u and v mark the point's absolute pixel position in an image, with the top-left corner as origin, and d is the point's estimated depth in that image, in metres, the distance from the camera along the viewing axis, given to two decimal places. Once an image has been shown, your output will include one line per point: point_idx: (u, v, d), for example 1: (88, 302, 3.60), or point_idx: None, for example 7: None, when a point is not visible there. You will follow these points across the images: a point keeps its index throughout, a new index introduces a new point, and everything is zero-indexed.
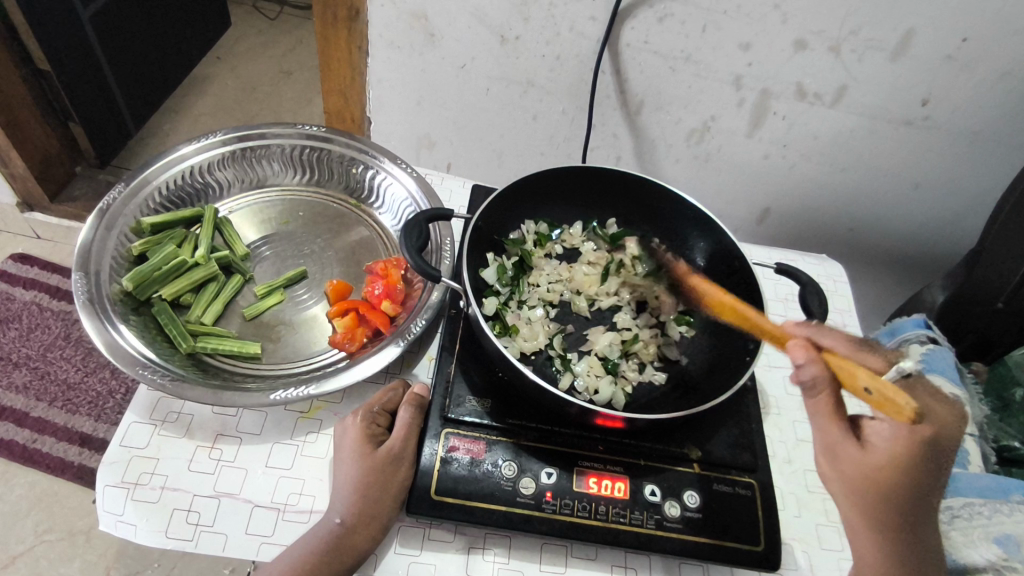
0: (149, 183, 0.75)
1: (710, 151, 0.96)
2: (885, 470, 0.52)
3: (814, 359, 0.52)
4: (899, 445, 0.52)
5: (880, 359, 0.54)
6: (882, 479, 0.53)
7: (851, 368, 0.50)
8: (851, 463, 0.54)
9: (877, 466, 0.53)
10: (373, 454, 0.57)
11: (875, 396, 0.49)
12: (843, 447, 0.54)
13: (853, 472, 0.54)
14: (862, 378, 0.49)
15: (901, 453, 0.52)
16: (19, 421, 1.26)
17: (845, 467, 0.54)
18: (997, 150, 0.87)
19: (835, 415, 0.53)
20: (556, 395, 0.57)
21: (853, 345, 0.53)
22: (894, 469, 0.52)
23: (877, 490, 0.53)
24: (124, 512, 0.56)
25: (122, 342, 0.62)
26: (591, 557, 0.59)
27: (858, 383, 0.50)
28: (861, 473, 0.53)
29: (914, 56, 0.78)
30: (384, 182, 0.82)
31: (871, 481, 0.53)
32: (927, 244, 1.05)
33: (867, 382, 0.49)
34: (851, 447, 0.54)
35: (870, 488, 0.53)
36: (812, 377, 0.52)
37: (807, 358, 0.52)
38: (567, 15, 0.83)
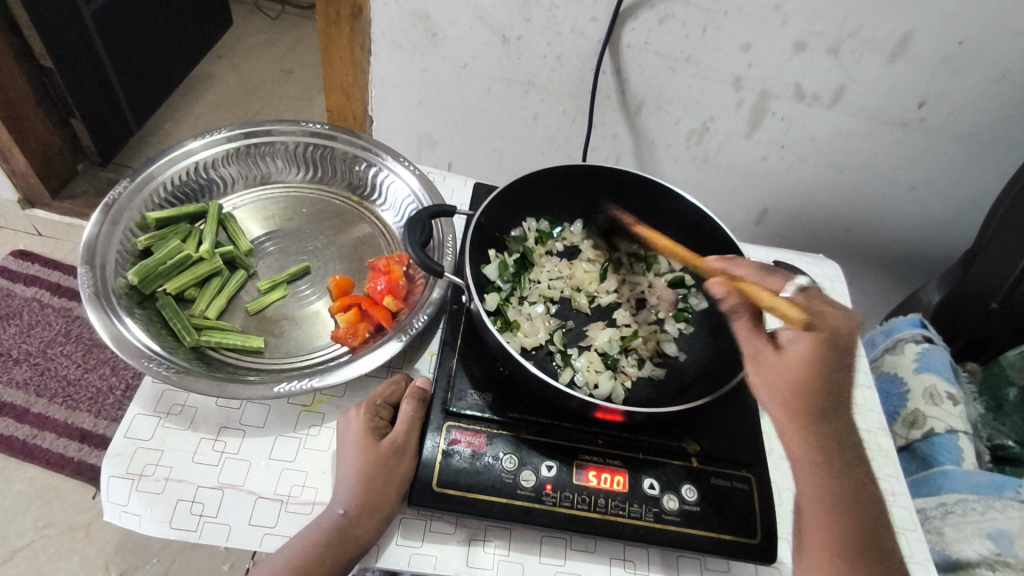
0: (154, 178, 0.76)
1: (709, 151, 0.97)
2: (796, 369, 0.63)
3: (728, 291, 0.70)
4: (808, 346, 0.64)
5: (778, 282, 0.71)
6: (797, 380, 0.63)
7: (759, 294, 0.68)
8: (773, 367, 0.63)
9: (789, 365, 0.63)
10: (376, 446, 0.58)
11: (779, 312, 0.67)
12: (764, 357, 0.64)
13: (775, 376, 0.63)
14: (767, 301, 0.67)
15: (807, 354, 0.64)
16: (20, 416, 1.27)
17: (771, 375, 0.63)
18: (993, 152, 0.89)
19: (755, 330, 0.67)
20: (557, 388, 0.58)
21: (761, 274, 0.70)
22: (805, 369, 0.63)
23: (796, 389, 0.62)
24: (129, 502, 0.57)
25: (128, 335, 0.63)
26: (590, 550, 0.60)
27: (765, 303, 0.67)
28: (788, 371, 0.63)
29: (911, 58, 0.79)
30: (387, 179, 0.82)
31: (792, 384, 0.62)
32: (923, 245, 1.06)
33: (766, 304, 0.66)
34: (767, 354, 0.64)
35: (794, 388, 0.62)
36: (733, 306, 0.70)
37: (723, 291, 0.70)
38: (569, 16, 0.84)
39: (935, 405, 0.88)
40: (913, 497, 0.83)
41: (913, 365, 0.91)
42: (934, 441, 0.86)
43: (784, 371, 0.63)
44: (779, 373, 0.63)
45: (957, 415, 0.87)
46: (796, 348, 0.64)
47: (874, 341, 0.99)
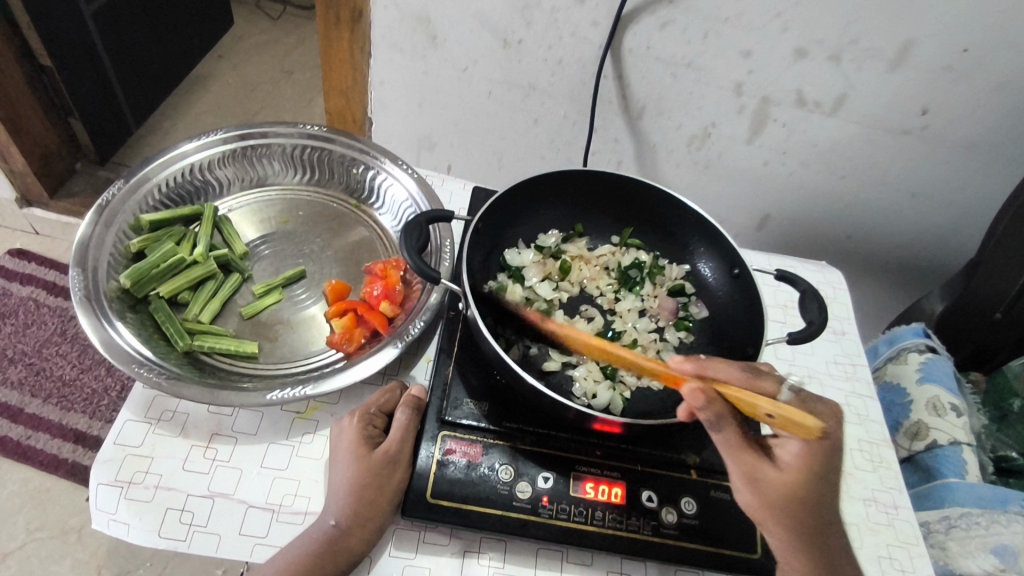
0: (149, 180, 0.75)
1: (710, 157, 0.96)
2: (796, 483, 0.53)
3: (711, 399, 0.51)
4: (806, 462, 0.53)
5: (768, 384, 0.54)
6: (796, 491, 0.53)
7: (752, 399, 0.50)
8: (768, 485, 0.53)
9: (789, 482, 0.53)
10: (368, 456, 0.57)
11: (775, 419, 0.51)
12: (760, 470, 0.53)
13: (773, 492, 0.53)
14: (762, 407, 0.51)
15: (810, 468, 0.53)
16: (14, 417, 1.25)
17: (766, 487, 0.53)
18: (998, 162, 0.88)
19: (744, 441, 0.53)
20: (556, 399, 0.57)
21: (747, 373, 0.54)
22: (807, 482, 0.53)
23: (792, 505, 0.53)
24: (117, 510, 0.56)
25: (118, 340, 0.62)
26: (586, 563, 0.59)
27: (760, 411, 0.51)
28: (777, 491, 0.52)
29: (915, 66, 0.78)
30: (384, 182, 0.81)
31: (790, 497, 0.52)
32: (926, 254, 1.05)
33: (768, 408, 0.50)
34: (765, 467, 0.53)
35: (790, 505, 0.52)
36: (716, 415, 0.51)
37: (705, 401, 0.50)
38: (570, 20, 0.83)
39: (938, 416, 0.86)
40: (916, 511, 0.82)
41: (917, 374, 0.90)
42: (937, 453, 0.84)
43: (779, 492, 0.52)
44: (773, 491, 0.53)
45: (959, 426, 0.85)
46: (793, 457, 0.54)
47: (877, 350, 0.98)
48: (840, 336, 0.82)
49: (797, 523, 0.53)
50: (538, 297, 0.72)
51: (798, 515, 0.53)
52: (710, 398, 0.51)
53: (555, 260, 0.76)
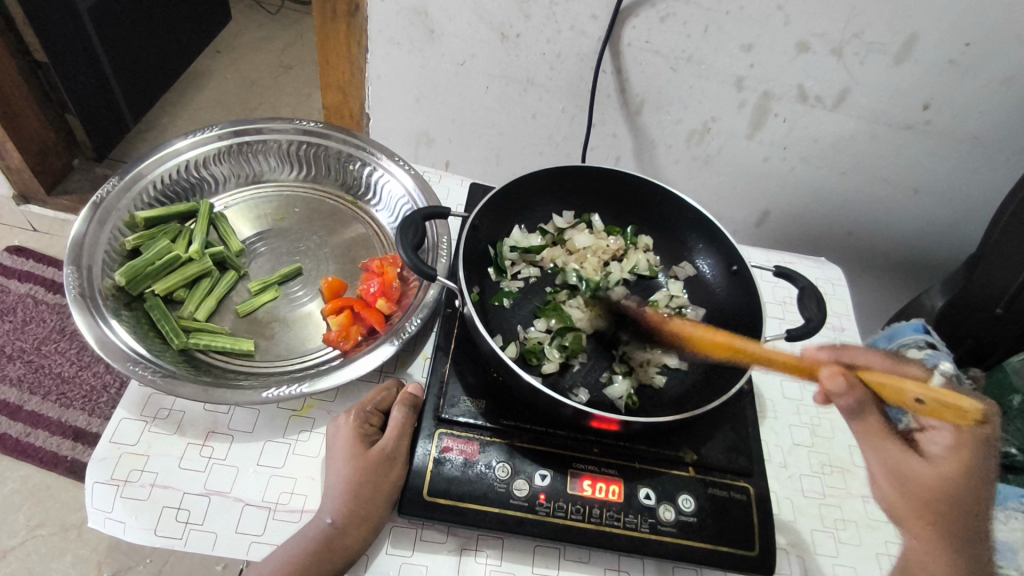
0: (143, 177, 0.74)
1: (710, 152, 0.96)
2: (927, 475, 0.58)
3: (851, 381, 0.58)
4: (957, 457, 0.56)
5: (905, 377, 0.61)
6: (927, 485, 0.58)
7: (897, 386, 0.55)
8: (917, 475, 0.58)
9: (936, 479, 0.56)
10: (366, 454, 0.57)
11: (923, 406, 0.55)
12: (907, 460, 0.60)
13: (923, 484, 0.58)
14: (912, 393, 0.55)
15: (958, 468, 0.55)
16: (12, 414, 1.25)
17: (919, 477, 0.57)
18: (1000, 156, 0.87)
19: (881, 428, 0.61)
20: (552, 397, 0.57)
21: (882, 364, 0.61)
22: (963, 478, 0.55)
23: (929, 497, 0.57)
24: (113, 509, 0.56)
25: (113, 337, 0.62)
26: (584, 560, 0.59)
27: (908, 398, 0.55)
28: (925, 485, 0.57)
29: (918, 60, 0.78)
30: (381, 179, 0.81)
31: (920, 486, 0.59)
32: (927, 249, 1.05)
33: (920, 393, 0.55)
34: (913, 458, 0.59)
35: (938, 500, 0.56)
36: (856, 398, 0.59)
37: (846, 384, 0.58)
38: (569, 14, 0.82)
39: None
40: None
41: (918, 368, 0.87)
42: None
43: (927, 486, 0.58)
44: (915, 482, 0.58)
45: None
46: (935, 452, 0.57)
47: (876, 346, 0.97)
48: (839, 332, 0.82)
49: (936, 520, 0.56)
50: (515, 293, 0.73)
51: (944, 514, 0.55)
52: (850, 382, 0.58)
53: (557, 245, 0.76)
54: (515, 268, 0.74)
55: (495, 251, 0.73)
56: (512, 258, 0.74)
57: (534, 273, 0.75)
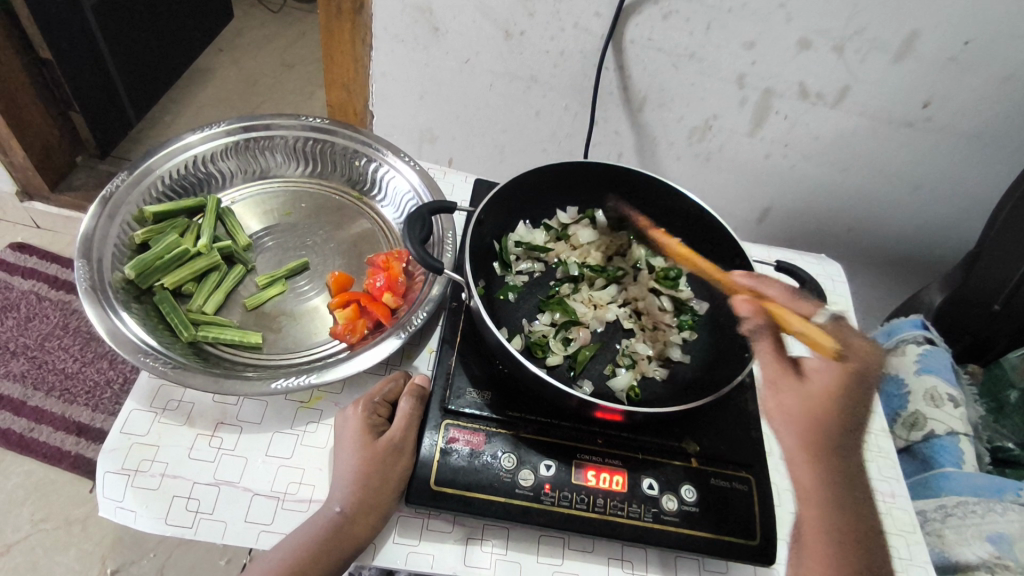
0: (152, 172, 0.75)
1: (711, 149, 0.97)
2: (820, 395, 0.67)
3: (754, 310, 0.70)
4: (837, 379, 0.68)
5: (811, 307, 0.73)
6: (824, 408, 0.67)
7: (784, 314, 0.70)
8: (794, 394, 0.68)
9: (822, 392, 0.67)
10: (374, 444, 0.58)
11: (804, 338, 0.71)
12: (785, 382, 0.68)
13: (810, 400, 0.67)
14: (796, 325, 0.71)
15: (834, 382, 0.68)
16: (17, 409, 1.26)
17: (796, 398, 0.68)
18: (998, 153, 0.88)
19: (778, 355, 0.68)
20: (558, 388, 0.57)
21: (791, 296, 0.72)
22: (831, 398, 0.67)
23: (822, 416, 0.66)
24: (124, 498, 0.57)
25: (124, 329, 0.63)
26: (587, 550, 0.60)
27: (793, 328, 0.71)
28: (805, 400, 0.67)
29: (918, 57, 0.79)
30: (386, 175, 0.82)
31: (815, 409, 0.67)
32: (926, 246, 1.06)
33: (801, 328, 0.71)
34: (790, 378, 0.68)
35: (818, 417, 0.66)
36: (756, 326, 0.70)
37: (749, 310, 0.70)
38: (573, 11, 0.83)
39: (937, 407, 0.87)
40: (912, 499, 0.83)
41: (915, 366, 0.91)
42: (934, 444, 0.85)
43: (804, 400, 0.68)
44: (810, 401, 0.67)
45: (957, 417, 0.87)
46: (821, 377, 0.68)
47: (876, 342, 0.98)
48: None
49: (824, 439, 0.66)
50: (522, 286, 0.74)
51: (822, 426, 0.66)
52: (755, 312, 0.70)
53: (561, 241, 0.77)
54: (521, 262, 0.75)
55: (500, 248, 0.74)
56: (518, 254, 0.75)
57: (539, 267, 0.75)
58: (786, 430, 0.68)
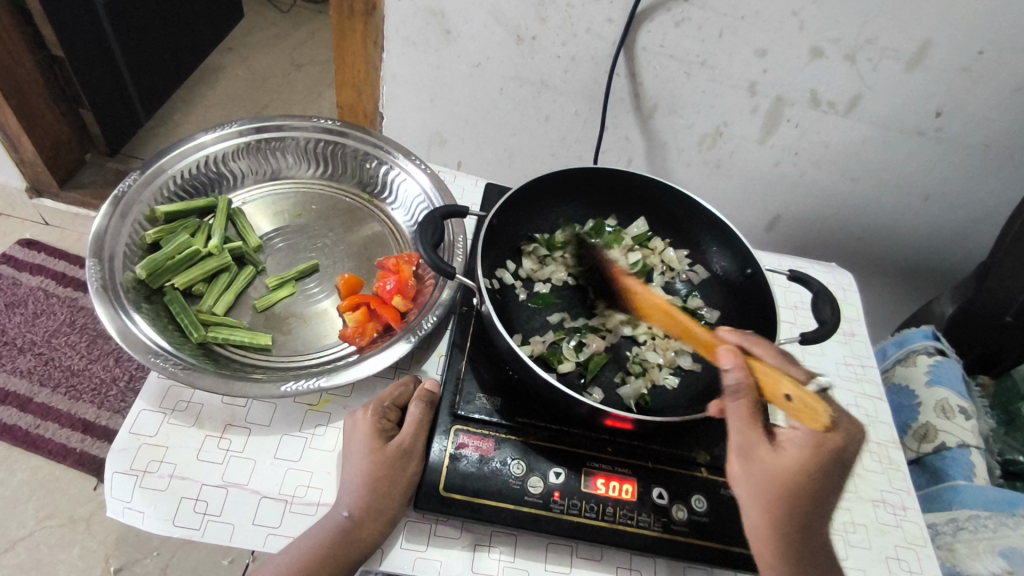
0: (164, 172, 0.75)
1: (721, 156, 0.97)
2: (795, 472, 0.51)
3: (740, 364, 0.51)
4: (813, 454, 0.51)
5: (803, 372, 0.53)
6: (788, 482, 0.51)
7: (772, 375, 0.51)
8: (757, 467, 0.52)
9: (787, 468, 0.51)
10: (382, 448, 0.57)
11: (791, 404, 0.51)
12: (756, 448, 0.52)
13: (762, 471, 0.51)
14: (784, 386, 0.50)
15: (810, 464, 0.51)
16: (23, 406, 1.26)
17: (757, 463, 0.52)
18: (1010, 164, 0.87)
19: (754, 420, 0.51)
20: (569, 395, 0.57)
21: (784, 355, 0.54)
22: (805, 474, 0.51)
23: (782, 493, 0.51)
24: (132, 499, 0.56)
25: (134, 329, 0.62)
26: (596, 558, 0.59)
27: (780, 389, 0.51)
28: (757, 468, 0.52)
29: (931, 67, 0.78)
30: (398, 177, 0.81)
31: (780, 482, 0.51)
32: (936, 256, 1.05)
33: (789, 388, 0.50)
34: (763, 448, 0.52)
35: (774, 490, 0.51)
36: (738, 382, 0.51)
37: (733, 362, 0.51)
38: (584, 17, 0.83)
39: (947, 419, 0.88)
40: (923, 511, 0.83)
41: (924, 378, 0.91)
42: (945, 455, 0.85)
43: (767, 475, 0.51)
44: (764, 471, 0.51)
45: (968, 429, 0.87)
46: (796, 450, 0.51)
47: (885, 352, 0.98)
48: (850, 337, 0.82)
49: (784, 514, 0.51)
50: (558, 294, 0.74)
51: (787, 504, 0.51)
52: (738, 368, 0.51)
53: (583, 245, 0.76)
54: (545, 267, 0.74)
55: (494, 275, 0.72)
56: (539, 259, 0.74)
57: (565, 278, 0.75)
58: (748, 499, 0.53)
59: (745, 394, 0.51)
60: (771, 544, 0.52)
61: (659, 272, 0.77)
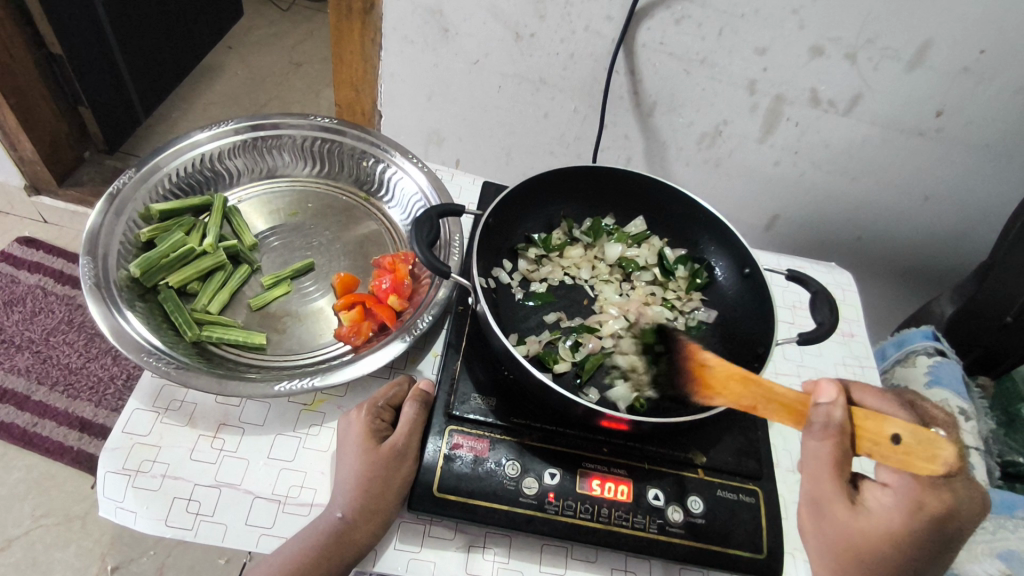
0: (159, 169, 0.75)
1: (721, 155, 0.96)
2: (875, 536, 0.51)
3: (841, 400, 0.50)
4: (902, 519, 0.50)
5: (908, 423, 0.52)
6: (865, 546, 0.51)
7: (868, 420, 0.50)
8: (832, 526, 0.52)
9: (866, 532, 0.51)
10: (376, 449, 0.57)
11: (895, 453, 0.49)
12: (834, 507, 0.52)
13: (838, 532, 0.52)
14: (891, 425, 0.50)
15: (896, 530, 0.50)
16: (20, 404, 1.26)
17: (833, 521, 0.52)
18: (1012, 165, 0.87)
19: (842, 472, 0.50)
20: (563, 395, 0.57)
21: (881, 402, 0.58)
22: (888, 539, 0.50)
23: (858, 557, 0.51)
24: (125, 498, 0.56)
25: (128, 329, 0.62)
26: (591, 559, 0.59)
27: (885, 431, 0.50)
28: (833, 529, 0.52)
29: (932, 66, 0.77)
30: (394, 176, 0.81)
31: (853, 545, 0.51)
32: (937, 257, 1.04)
33: (898, 427, 0.49)
34: (841, 508, 0.51)
35: (848, 551, 0.52)
36: (833, 419, 0.50)
37: (834, 397, 0.50)
38: (583, 14, 0.82)
39: None
40: None
41: (924, 379, 0.90)
42: None
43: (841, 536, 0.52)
44: (841, 531, 0.52)
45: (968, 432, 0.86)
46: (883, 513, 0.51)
47: (884, 353, 0.98)
48: (849, 337, 0.82)
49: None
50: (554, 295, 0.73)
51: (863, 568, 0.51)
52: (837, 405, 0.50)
53: (577, 244, 0.76)
54: (540, 267, 0.74)
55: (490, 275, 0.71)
56: (534, 259, 0.74)
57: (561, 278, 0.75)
58: (821, 556, 0.54)
59: (836, 432, 0.50)
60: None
61: (656, 270, 0.76)
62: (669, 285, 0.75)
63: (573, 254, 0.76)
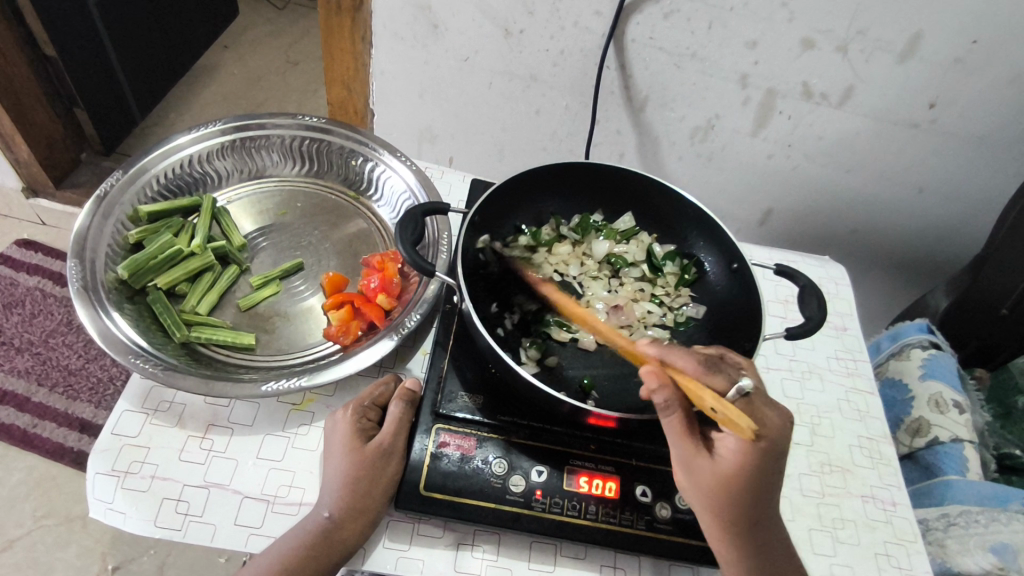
0: (147, 171, 0.75)
1: (714, 149, 0.96)
2: (728, 480, 0.53)
3: (664, 383, 0.53)
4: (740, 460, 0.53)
5: (723, 381, 0.54)
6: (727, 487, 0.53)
7: (694, 387, 0.52)
8: (703, 473, 0.53)
9: (724, 475, 0.53)
10: (362, 449, 0.57)
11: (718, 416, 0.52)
12: (696, 460, 0.53)
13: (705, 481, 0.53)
14: (709, 400, 0.51)
15: (742, 471, 0.53)
16: (20, 406, 1.27)
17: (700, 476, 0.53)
18: (1006, 156, 0.86)
19: (688, 431, 0.53)
20: (548, 394, 0.57)
21: (703, 366, 0.54)
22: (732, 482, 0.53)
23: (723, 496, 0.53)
24: (114, 500, 0.56)
25: (114, 330, 0.62)
26: (580, 557, 0.59)
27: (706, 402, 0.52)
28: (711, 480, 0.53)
29: (923, 57, 0.77)
30: (383, 174, 0.81)
31: (721, 488, 0.53)
32: (933, 249, 1.04)
33: (713, 403, 0.51)
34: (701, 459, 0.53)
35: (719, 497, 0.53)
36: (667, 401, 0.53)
37: (659, 383, 0.53)
38: (572, 10, 0.82)
39: (941, 413, 0.86)
40: (914, 507, 0.82)
41: (918, 372, 0.90)
42: (939, 451, 0.84)
43: (712, 482, 0.53)
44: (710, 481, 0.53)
45: (962, 424, 0.86)
46: (729, 453, 0.53)
47: (879, 346, 0.98)
48: (841, 331, 0.81)
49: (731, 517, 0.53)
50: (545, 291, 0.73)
51: (735, 503, 0.53)
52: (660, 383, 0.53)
53: (566, 241, 0.76)
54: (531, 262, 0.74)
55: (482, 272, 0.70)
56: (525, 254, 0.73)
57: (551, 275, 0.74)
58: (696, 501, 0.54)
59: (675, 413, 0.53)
60: (729, 545, 0.54)
61: (644, 266, 0.75)
62: (657, 281, 0.75)
63: (560, 252, 0.75)
